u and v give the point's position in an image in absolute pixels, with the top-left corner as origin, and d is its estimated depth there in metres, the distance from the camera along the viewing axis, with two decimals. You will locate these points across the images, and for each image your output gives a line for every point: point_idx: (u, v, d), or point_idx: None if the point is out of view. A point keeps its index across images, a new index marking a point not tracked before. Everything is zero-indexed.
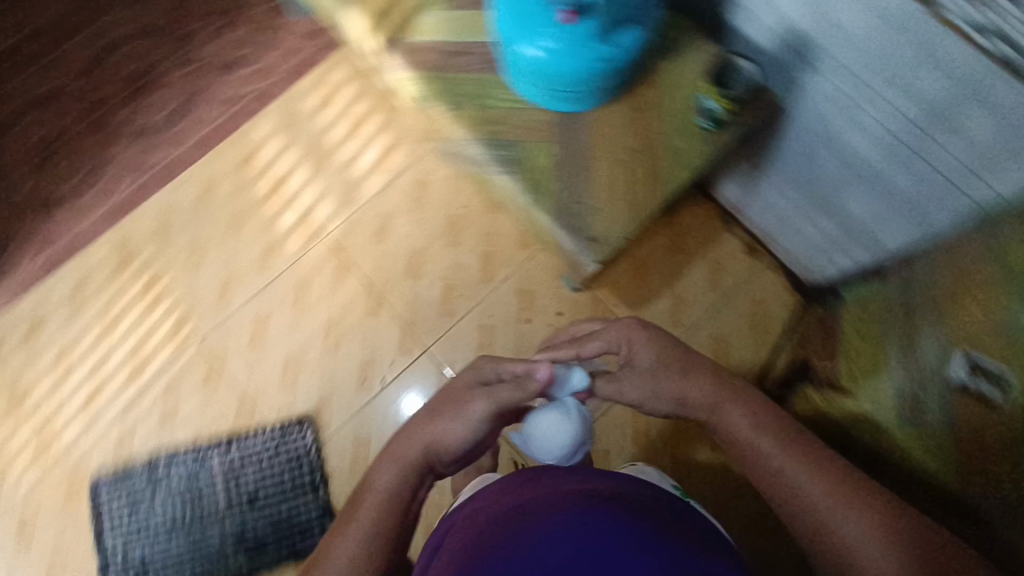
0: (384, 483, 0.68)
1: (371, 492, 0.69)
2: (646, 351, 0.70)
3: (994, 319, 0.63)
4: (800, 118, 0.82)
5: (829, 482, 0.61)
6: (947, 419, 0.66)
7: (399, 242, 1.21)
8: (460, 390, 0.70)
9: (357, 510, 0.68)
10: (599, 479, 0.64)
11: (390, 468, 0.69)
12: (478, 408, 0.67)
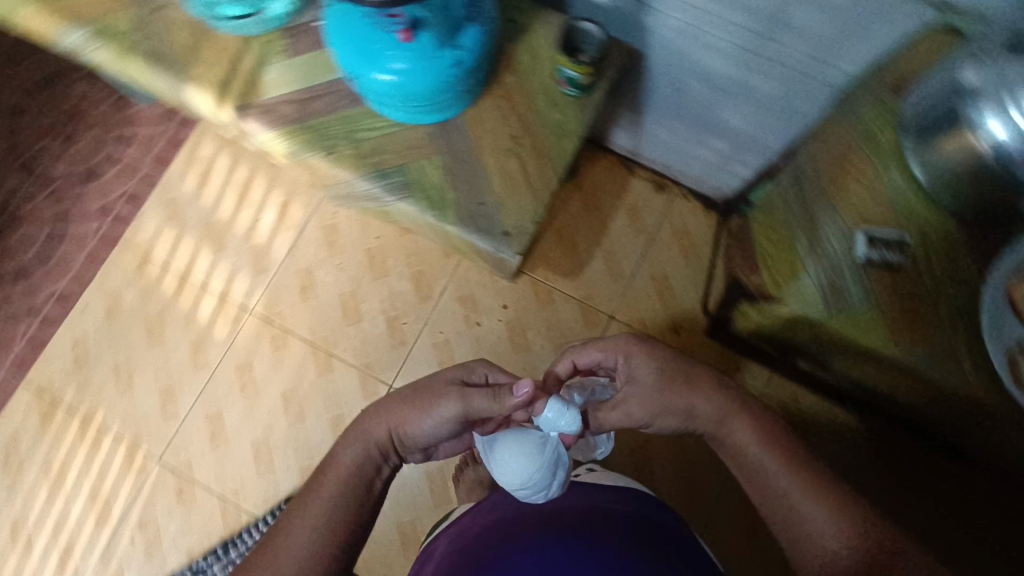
0: (345, 461, 0.65)
1: (330, 471, 0.65)
2: (646, 365, 0.67)
3: (872, 189, 0.67)
4: (659, 58, 0.87)
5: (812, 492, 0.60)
6: (866, 297, 0.67)
7: (326, 293, 1.21)
8: (434, 380, 0.68)
9: (317, 485, 0.64)
10: (580, 499, 0.71)
11: (352, 449, 0.66)
12: (449, 405, 0.66)
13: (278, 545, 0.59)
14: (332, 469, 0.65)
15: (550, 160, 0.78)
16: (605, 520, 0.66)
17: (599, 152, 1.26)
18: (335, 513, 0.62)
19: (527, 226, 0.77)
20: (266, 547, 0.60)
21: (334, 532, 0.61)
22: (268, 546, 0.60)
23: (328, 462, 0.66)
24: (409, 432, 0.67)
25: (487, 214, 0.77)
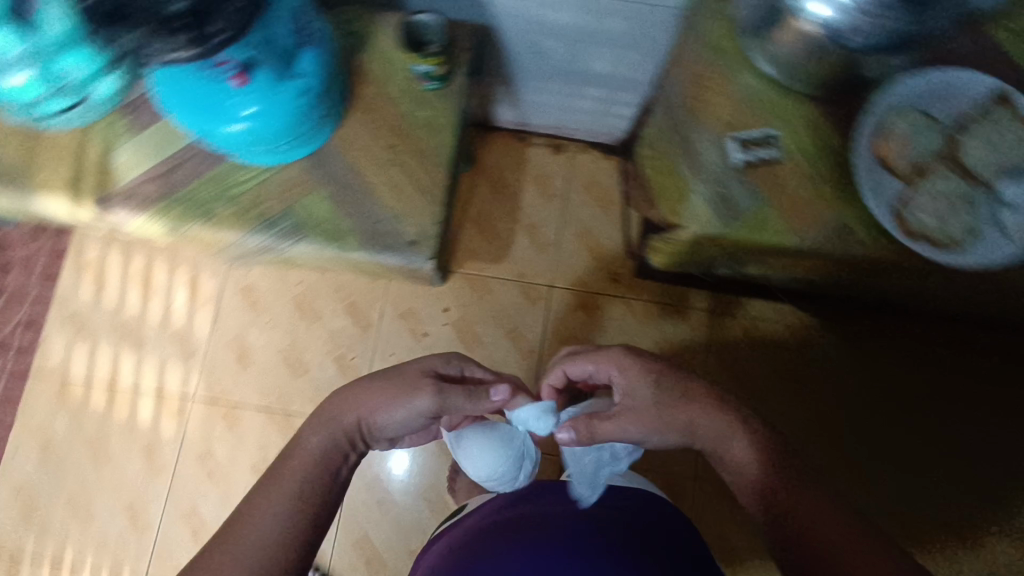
0: (313, 447, 0.66)
1: (296, 457, 0.66)
2: (641, 384, 0.67)
3: (732, 96, 0.61)
4: (509, 26, 0.87)
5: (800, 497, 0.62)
6: (756, 199, 0.58)
7: (265, 355, 1.17)
8: (406, 371, 0.69)
9: (283, 471, 0.65)
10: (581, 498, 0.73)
11: (320, 436, 0.67)
12: (425, 398, 0.67)
13: (244, 526, 0.60)
14: (298, 454, 0.66)
15: (433, 158, 0.77)
16: (591, 504, 0.71)
17: (488, 132, 1.25)
18: (303, 499, 0.63)
19: (430, 229, 0.76)
20: (230, 529, 0.60)
21: (300, 515, 0.62)
22: (234, 528, 0.60)
23: (295, 448, 0.67)
24: (374, 423, 0.68)
25: (388, 230, 0.76)
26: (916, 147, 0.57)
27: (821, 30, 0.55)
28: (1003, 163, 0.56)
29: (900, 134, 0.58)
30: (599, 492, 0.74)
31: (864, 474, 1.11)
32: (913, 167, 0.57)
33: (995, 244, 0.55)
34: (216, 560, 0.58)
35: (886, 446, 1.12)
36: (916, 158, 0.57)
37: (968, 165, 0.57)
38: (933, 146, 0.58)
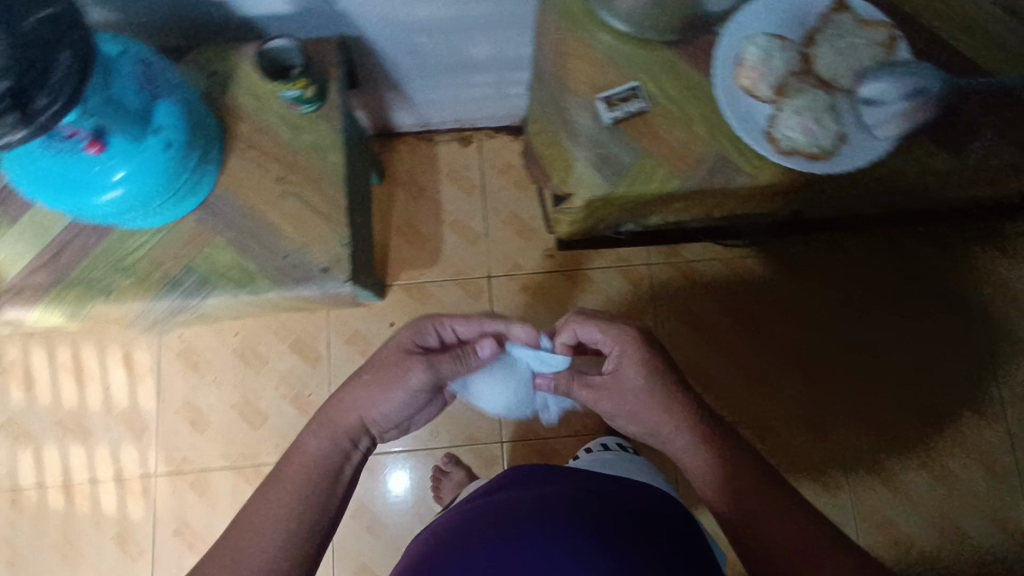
0: (312, 452, 0.65)
1: (296, 463, 0.64)
2: (630, 370, 0.68)
3: (594, 56, 0.58)
4: (377, 30, 0.86)
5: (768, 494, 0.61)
6: (635, 153, 0.56)
7: (220, 414, 1.14)
8: (386, 352, 0.69)
9: (282, 469, 0.63)
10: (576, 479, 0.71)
11: (320, 438, 0.66)
12: (417, 374, 0.67)
13: (253, 538, 0.58)
14: (296, 458, 0.64)
15: (326, 181, 0.76)
16: (577, 482, 0.69)
17: (393, 139, 1.23)
18: (308, 506, 0.61)
19: (341, 251, 0.74)
20: (238, 542, 0.58)
21: (307, 521, 0.60)
22: (242, 540, 0.58)
23: (294, 452, 0.65)
24: (376, 415, 0.67)
25: (297, 262, 0.74)
26: (773, 67, 0.56)
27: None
28: (855, 68, 0.56)
29: (754, 57, 0.56)
30: (587, 475, 0.72)
31: (837, 373, 1.18)
32: (774, 87, 0.56)
33: (863, 149, 0.56)
34: (218, 561, 0.58)
35: (837, 354, 1.19)
36: (774, 78, 0.56)
37: (824, 76, 0.57)
38: (790, 63, 0.57)
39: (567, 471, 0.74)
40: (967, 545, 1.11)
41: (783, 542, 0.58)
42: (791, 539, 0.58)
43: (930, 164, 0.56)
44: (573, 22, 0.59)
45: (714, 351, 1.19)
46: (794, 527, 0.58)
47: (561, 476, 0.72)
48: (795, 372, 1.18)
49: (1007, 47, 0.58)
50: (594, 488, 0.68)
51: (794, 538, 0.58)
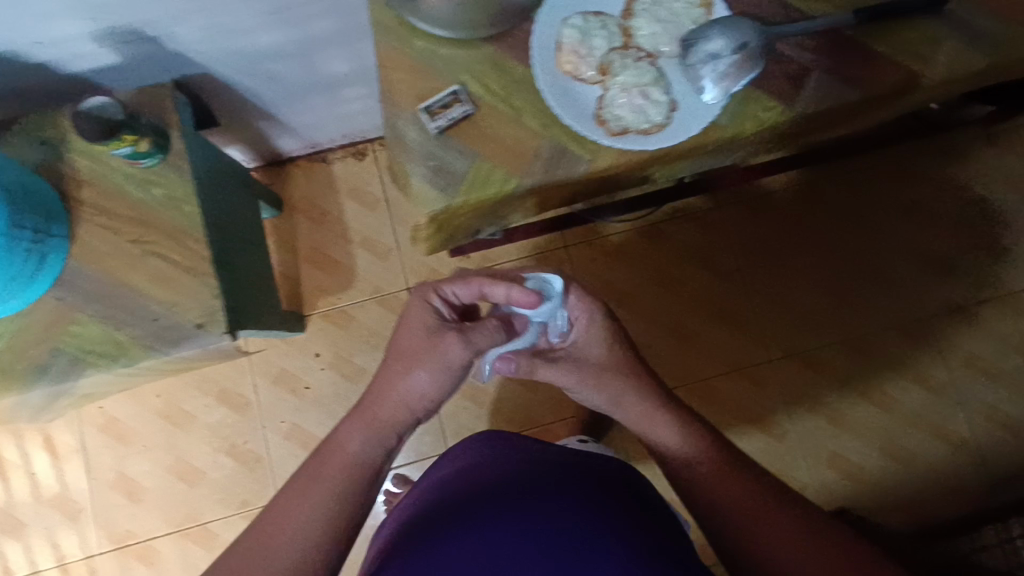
0: (353, 451, 0.63)
1: (334, 462, 0.62)
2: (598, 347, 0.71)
3: (414, 64, 0.56)
4: (220, 64, 0.81)
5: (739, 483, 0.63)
6: (468, 158, 0.54)
7: (156, 480, 1.10)
8: (415, 334, 0.64)
9: (319, 466, 0.62)
10: (563, 456, 0.70)
11: (365, 433, 0.64)
12: (456, 344, 0.63)
13: (276, 536, 0.58)
14: (335, 458, 0.62)
15: (186, 233, 0.72)
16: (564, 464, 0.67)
17: (284, 166, 1.18)
18: (337, 510, 0.60)
19: (214, 303, 0.71)
20: (263, 537, 0.58)
21: (335, 521, 0.59)
22: (267, 537, 0.58)
23: (333, 448, 0.63)
24: (422, 400, 0.65)
25: (169, 323, 0.71)
26: (593, 47, 0.54)
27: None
28: (674, 35, 0.55)
29: (572, 40, 0.54)
30: (576, 457, 0.70)
31: (786, 315, 1.18)
32: (598, 67, 0.54)
33: (696, 115, 0.54)
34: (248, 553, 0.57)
35: (775, 296, 1.19)
36: (596, 58, 0.54)
37: (645, 48, 0.55)
38: (610, 39, 0.55)
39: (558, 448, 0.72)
40: (916, 464, 1.13)
41: (739, 507, 0.61)
42: (744, 501, 0.62)
43: (764, 120, 0.56)
44: (385, 32, 0.55)
45: (637, 319, 1.18)
46: (748, 489, 0.62)
47: (550, 453, 0.69)
48: (722, 325, 1.18)
49: None
50: (583, 474, 0.65)
51: (747, 503, 0.61)
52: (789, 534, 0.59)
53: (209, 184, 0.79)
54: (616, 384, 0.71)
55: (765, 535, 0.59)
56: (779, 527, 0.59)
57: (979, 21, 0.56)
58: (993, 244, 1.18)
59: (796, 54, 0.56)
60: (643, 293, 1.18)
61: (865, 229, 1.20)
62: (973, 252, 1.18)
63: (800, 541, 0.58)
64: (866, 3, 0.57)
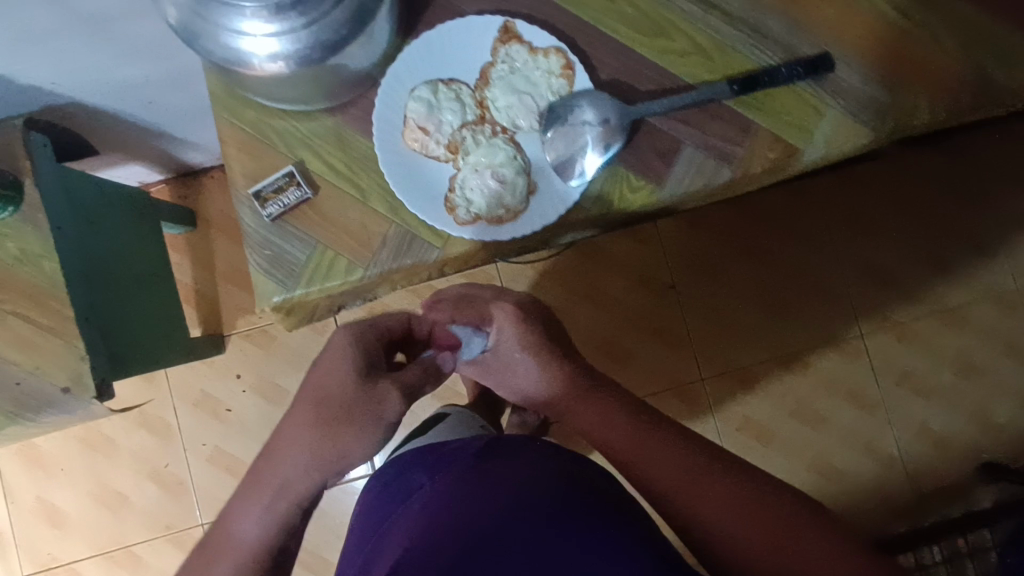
0: (251, 535, 0.51)
1: (229, 540, 0.51)
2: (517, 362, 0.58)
3: (252, 139, 0.50)
4: (90, 94, 0.74)
5: (675, 456, 0.52)
6: (308, 246, 0.50)
7: (79, 504, 1.08)
8: (340, 385, 0.52)
9: (217, 545, 0.52)
10: (545, 471, 0.51)
11: (270, 502, 0.51)
12: (393, 396, 0.53)
13: None
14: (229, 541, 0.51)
15: (48, 292, 0.67)
16: (540, 484, 0.49)
17: (197, 177, 1.10)
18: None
19: (81, 366, 0.67)
20: None
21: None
22: None
23: (230, 528, 0.52)
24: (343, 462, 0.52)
25: (33, 388, 0.67)
26: (442, 121, 0.50)
27: (285, 67, 0.42)
28: (533, 107, 0.50)
29: (418, 114, 0.49)
30: (568, 473, 0.52)
31: (731, 329, 1.14)
32: (448, 145, 0.50)
33: (557, 195, 0.50)
34: None
35: (716, 304, 1.14)
36: (445, 135, 0.50)
37: (501, 122, 0.51)
38: (461, 112, 0.50)
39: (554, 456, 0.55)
40: (845, 482, 1.13)
41: (675, 485, 0.50)
42: (678, 481, 0.50)
43: (631, 201, 0.52)
44: (215, 101, 0.50)
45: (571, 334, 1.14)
46: (679, 467, 0.51)
47: (531, 468, 0.51)
48: (656, 345, 1.14)
49: (706, 47, 0.52)
50: (560, 503, 0.47)
51: (678, 486, 0.50)
52: (740, 518, 0.48)
53: (79, 230, 0.74)
54: (527, 383, 0.59)
55: (707, 524, 0.49)
56: (726, 511, 0.48)
57: (868, 90, 0.52)
58: (937, 254, 1.14)
59: (667, 125, 0.51)
60: (583, 304, 1.13)
61: (810, 239, 1.15)
62: (917, 262, 1.14)
63: (753, 523, 0.48)
64: (747, 68, 0.52)
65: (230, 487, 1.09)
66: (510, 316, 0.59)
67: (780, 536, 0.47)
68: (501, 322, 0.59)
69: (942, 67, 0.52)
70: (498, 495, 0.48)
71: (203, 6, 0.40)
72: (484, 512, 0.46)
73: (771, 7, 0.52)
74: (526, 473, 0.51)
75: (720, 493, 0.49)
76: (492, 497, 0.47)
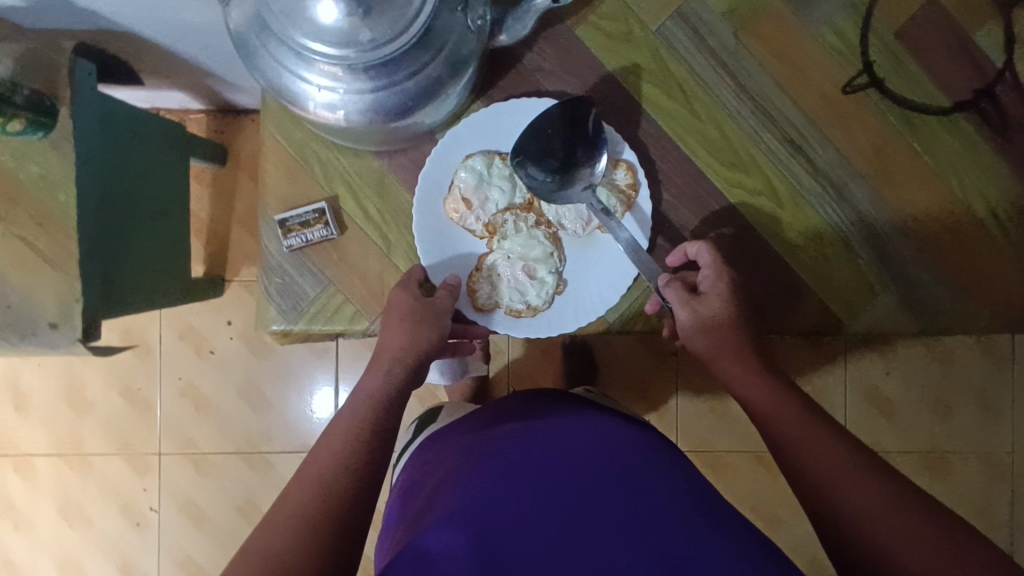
0: (359, 396, 0.43)
1: (339, 424, 0.42)
2: (706, 282, 0.47)
3: (298, 160, 0.48)
4: (150, 30, 0.68)
5: (794, 413, 0.42)
6: (321, 285, 0.48)
7: (46, 398, 1.05)
8: (401, 294, 0.46)
9: (303, 477, 0.38)
10: (603, 434, 0.48)
11: (370, 373, 0.45)
12: (442, 301, 0.46)
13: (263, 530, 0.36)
14: (318, 451, 0.40)
15: (58, 226, 0.65)
16: (600, 491, 0.42)
17: (239, 118, 1.04)
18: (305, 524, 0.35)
19: (72, 305, 0.65)
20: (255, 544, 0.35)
21: (317, 511, 0.37)
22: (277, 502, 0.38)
23: (315, 446, 0.41)
24: (421, 356, 0.46)
25: (19, 314, 0.64)
26: (487, 199, 0.48)
27: (342, 118, 0.41)
28: (583, 213, 0.49)
29: (465, 185, 0.48)
30: (645, 463, 0.45)
31: None
32: (487, 224, 0.49)
33: (585, 300, 0.49)
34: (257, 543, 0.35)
35: None
36: (487, 214, 0.49)
37: (547, 215, 0.49)
38: (510, 193, 0.49)
39: (633, 435, 0.49)
40: None
41: (799, 436, 0.41)
42: (792, 425, 0.42)
43: (656, 325, 0.50)
44: (266, 113, 0.48)
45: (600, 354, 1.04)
46: (808, 423, 0.41)
47: (585, 457, 0.45)
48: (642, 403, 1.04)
49: (779, 193, 0.50)
50: (631, 507, 0.41)
51: (792, 433, 0.41)
52: (870, 493, 0.37)
53: (107, 162, 0.72)
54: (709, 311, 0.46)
55: (808, 470, 0.39)
56: (857, 480, 0.38)
57: (933, 288, 0.50)
58: (988, 391, 0.94)
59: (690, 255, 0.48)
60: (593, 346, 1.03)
61: None
62: (966, 396, 0.93)
63: (883, 509, 0.37)
64: (811, 226, 0.50)
65: (194, 424, 1.05)
66: (683, 297, 0.46)
67: (891, 509, 0.36)
68: (675, 306, 0.47)
69: (1013, 288, 0.50)
70: (540, 502, 0.42)
71: (274, 45, 0.39)
72: (542, 517, 0.41)
73: (857, 172, 0.50)
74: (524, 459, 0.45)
75: (836, 459, 0.39)
76: (533, 504, 0.42)
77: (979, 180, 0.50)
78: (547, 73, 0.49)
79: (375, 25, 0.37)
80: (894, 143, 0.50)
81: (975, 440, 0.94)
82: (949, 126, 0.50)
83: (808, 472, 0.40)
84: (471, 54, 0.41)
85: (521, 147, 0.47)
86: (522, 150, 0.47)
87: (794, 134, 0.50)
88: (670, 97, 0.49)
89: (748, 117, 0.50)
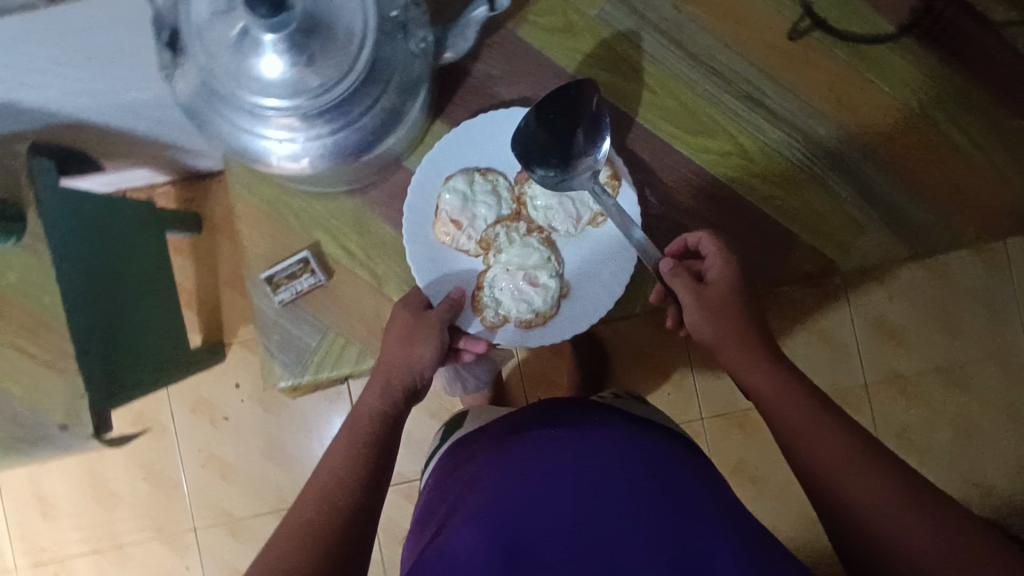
0: (360, 410, 0.44)
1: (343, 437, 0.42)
2: (711, 270, 0.47)
3: (273, 215, 0.49)
4: (99, 117, 0.68)
5: (801, 405, 0.42)
6: (320, 331, 0.49)
7: (73, 498, 1.04)
8: (400, 311, 0.47)
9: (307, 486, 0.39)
10: (620, 437, 0.47)
11: (370, 386, 0.45)
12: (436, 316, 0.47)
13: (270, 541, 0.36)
14: (322, 466, 0.40)
15: (48, 328, 0.65)
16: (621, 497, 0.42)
17: (206, 182, 1.04)
18: (310, 534, 0.35)
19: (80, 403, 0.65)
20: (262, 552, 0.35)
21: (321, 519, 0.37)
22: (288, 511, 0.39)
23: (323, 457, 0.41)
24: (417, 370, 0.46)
25: (27, 423, 0.64)
26: (476, 215, 0.49)
27: (309, 165, 0.41)
28: (572, 213, 0.49)
29: (451, 206, 0.48)
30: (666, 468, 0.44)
31: None
32: (481, 240, 0.50)
33: (588, 300, 0.50)
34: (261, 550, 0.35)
35: None
36: (479, 229, 0.49)
37: (537, 220, 0.50)
38: (497, 207, 0.49)
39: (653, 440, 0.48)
40: None
41: (809, 429, 0.41)
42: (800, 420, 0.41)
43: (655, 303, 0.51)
44: (232, 175, 0.48)
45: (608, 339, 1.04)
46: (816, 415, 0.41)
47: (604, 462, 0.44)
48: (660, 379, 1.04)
49: (747, 149, 0.51)
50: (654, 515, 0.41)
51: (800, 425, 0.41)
52: (877, 490, 0.37)
53: (85, 255, 0.72)
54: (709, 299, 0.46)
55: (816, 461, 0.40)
56: (861, 475, 0.38)
57: (916, 212, 0.51)
58: (992, 296, 0.94)
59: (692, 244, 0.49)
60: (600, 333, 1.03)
61: None
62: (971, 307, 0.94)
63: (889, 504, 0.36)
64: (785, 175, 0.51)
65: (223, 493, 1.04)
66: (687, 283, 0.46)
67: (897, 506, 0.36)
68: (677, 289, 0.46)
69: (994, 200, 0.51)
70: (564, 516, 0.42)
71: (224, 110, 0.39)
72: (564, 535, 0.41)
73: (820, 113, 0.50)
74: (541, 470, 0.45)
75: (842, 452, 0.39)
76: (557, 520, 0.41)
77: (943, 99, 0.50)
78: (498, 80, 0.50)
79: (320, 70, 0.37)
80: (848, 77, 0.50)
81: (989, 348, 0.94)
82: (900, 50, 0.50)
83: (818, 461, 0.39)
84: (421, 75, 0.42)
85: (523, 146, 0.47)
86: (527, 147, 0.47)
87: (751, 89, 0.50)
88: (622, 79, 0.50)
89: (703, 81, 0.50)
